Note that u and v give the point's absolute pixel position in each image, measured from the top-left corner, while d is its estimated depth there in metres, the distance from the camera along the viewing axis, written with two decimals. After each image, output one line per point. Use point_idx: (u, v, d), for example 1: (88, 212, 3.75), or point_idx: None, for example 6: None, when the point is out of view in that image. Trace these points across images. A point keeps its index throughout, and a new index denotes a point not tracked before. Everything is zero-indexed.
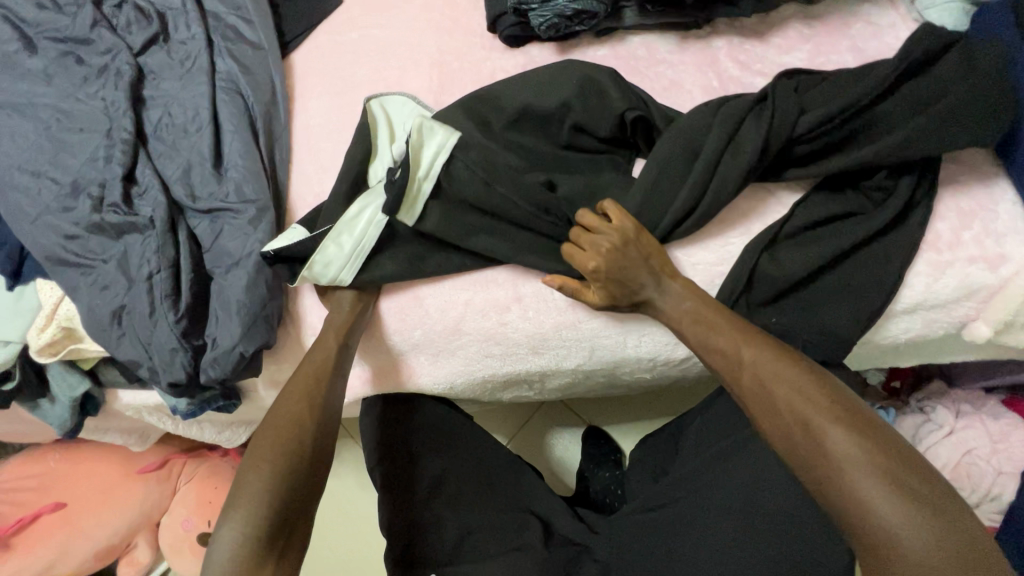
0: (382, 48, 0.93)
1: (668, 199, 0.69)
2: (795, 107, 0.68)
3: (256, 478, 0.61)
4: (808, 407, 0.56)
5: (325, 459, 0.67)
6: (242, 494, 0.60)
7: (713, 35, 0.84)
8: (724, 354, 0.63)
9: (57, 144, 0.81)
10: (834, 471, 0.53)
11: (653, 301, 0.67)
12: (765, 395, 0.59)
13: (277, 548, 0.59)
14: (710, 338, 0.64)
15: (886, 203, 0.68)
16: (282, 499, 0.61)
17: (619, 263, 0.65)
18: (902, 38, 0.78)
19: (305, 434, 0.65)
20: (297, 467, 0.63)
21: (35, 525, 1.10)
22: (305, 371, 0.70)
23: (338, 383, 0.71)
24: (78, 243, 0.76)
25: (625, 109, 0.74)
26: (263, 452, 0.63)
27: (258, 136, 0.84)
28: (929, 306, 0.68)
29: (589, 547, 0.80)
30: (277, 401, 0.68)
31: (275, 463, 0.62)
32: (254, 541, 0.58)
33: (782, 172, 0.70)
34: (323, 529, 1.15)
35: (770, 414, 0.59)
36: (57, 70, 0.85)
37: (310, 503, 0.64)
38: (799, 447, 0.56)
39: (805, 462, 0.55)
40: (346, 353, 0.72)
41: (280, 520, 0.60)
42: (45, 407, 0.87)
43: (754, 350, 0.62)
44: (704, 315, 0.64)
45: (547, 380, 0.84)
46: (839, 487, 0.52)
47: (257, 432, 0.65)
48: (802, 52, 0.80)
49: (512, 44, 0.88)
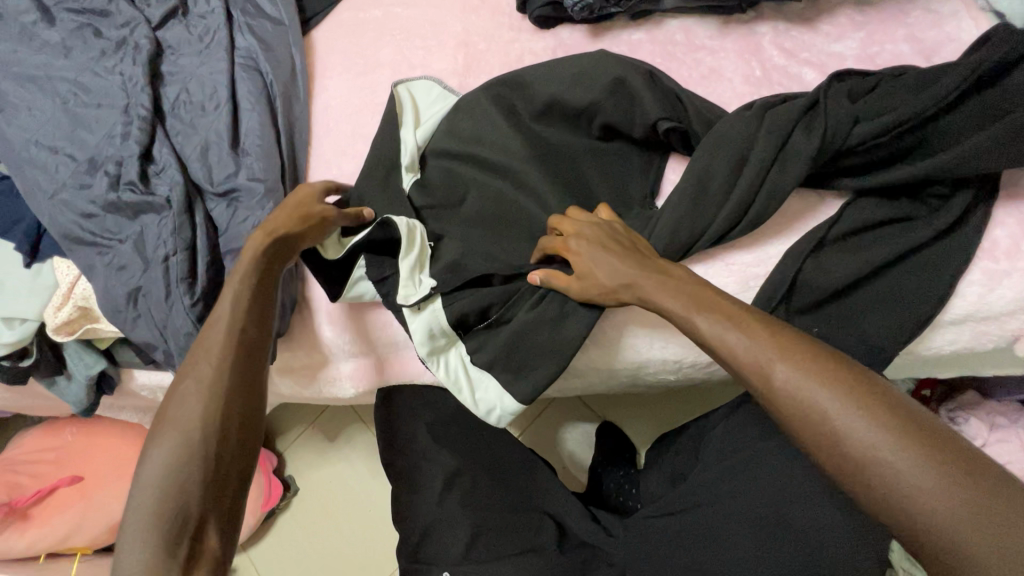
0: (406, 27, 0.89)
1: (709, 211, 0.66)
2: (848, 115, 0.64)
3: (149, 479, 0.49)
4: (851, 421, 0.46)
5: (252, 450, 0.54)
6: (134, 501, 0.49)
7: (757, 20, 0.79)
8: (744, 354, 0.53)
9: (74, 119, 0.79)
10: (886, 494, 0.44)
11: (645, 288, 0.60)
12: (803, 406, 0.49)
13: (183, 564, 0.46)
14: (727, 333, 0.54)
15: (940, 212, 0.64)
16: (186, 502, 0.48)
17: (596, 240, 0.64)
18: (964, 28, 0.73)
19: (213, 420, 0.52)
20: (203, 459, 0.50)
21: (53, 497, 1.12)
22: (209, 340, 0.56)
23: (261, 358, 0.57)
24: (95, 221, 0.75)
25: (659, 118, 0.70)
26: (156, 447, 0.50)
27: (276, 116, 0.82)
28: (980, 317, 0.64)
29: (604, 550, 0.78)
30: (174, 384, 0.54)
31: (171, 459, 0.49)
32: (152, 559, 0.46)
33: (829, 180, 0.67)
34: (335, 512, 1.16)
35: (809, 430, 0.48)
36: (75, 43, 0.83)
37: (230, 504, 0.51)
38: (851, 466, 0.45)
39: (850, 486, 0.46)
40: (256, 321, 0.58)
41: (181, 528, 0.47)
42: (61, 385, 0.86)
43: (780, 347, 0.52)
44: (713, 307, 0.56)
45: (566, 380, 0.81)
46: (895, 511, 0.43)
47: (153, 425, 0.53)
48: (854, 41, 0.75)
49: (541, 26, 0.84)
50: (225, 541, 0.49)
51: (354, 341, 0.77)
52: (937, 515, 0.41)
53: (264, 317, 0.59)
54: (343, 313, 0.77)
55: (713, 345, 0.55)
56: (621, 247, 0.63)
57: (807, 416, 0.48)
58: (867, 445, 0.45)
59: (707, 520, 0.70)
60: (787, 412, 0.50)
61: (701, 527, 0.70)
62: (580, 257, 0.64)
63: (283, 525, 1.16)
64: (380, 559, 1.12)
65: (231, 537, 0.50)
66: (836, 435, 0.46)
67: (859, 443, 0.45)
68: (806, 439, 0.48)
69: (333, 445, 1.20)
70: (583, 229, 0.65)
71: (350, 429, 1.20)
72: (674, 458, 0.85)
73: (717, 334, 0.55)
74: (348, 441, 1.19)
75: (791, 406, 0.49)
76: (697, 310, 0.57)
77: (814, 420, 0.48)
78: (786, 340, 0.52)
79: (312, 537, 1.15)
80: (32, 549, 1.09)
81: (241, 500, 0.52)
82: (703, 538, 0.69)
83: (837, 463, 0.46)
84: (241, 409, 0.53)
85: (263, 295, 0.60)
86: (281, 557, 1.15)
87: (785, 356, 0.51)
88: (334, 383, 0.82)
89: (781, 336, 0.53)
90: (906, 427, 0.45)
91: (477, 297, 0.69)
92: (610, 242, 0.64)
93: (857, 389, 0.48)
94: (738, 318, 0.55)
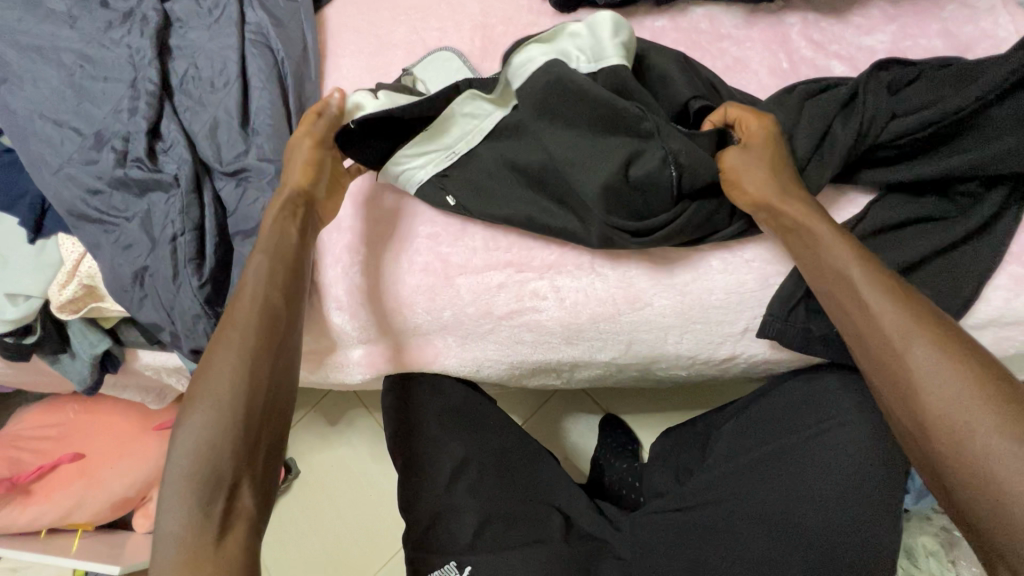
0: (422, 7, 0.86)
1: (723, 199, 0.68)
2: (886, 108, 0.64)
3: (188, 440, 0.54)
4: (967, 405, 0.45)
5: (282, 418, 0.58)
6: (172, 467, 0.53)
7: (786, 10, 0.76)
8: (888, 323, 0.51)
9: (80, 93, 0.77)
10: (987, 477, 0.43)
11: (773, 206, 0.61)
12: (928, 377, 0.47)
13: (218, 521, 0.51)
14: (868, 294, 0.53)
15: (971, 212, 0.63)
16: (219, 463, 0.53)
17: (764, 150, 0.63)
18: (1002, 24, 0.71)
19: (241, 387, 0.55)
20: (239, 424, 0.54)
21: (55, 473, 1.11)
22: (237, 313, 0.60)
23: (286, 329, 0.60)
24: (101, 198, 0.73)
25: (690, 98, 0.68)
26: (194, 410, 0.55)
27: (287, 95, 0.79)
28: (1006, 322, 0.64)
29: (611, 543, 0.77)
30: (210, 353, 0.58)
31: (208, 421, 0.54)
32: (194, 510, 0.51)
33: (857, 173, 0.66)
34: (336, 496, 1.16)
35: (918, 397, 0.48)
36: (81, 13, 0.81)
37: (259, 468, 0.55)
38: (957, 446, 0.45)
39: (945, 463, 0.45)
40: (277, 295, 0.61)
41: (217, 485, 0.52)
42: (66, 361, 0.86)
43: (925, 328, 0.49)
44: (848, 264, 0.55)
45: (577, 371, 0.80)
46: (985, 510, 0.43)
47: (188, 391, 0.57)
48: (885, 34, 0.73)
49: (562, 10, 0.82)
50: (259, 496, 0.54)
51: (365, 327, 0.77)
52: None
53: (287, 291, 0.62)
54: (361, 298, 0.76)
55: (847, 301, 0.54)
56: (776, 162, 0.63)
57: (928, 396, 0.47)
58: (986, 445, 0.44)
59: (717, 519, 0.69)
60: (902, 385, 0.49)
61: (710, 524, 0.70)
62: (737, 159, 0.64)
63: (284, 506, 1.16)
64: (380, 544, 1.12)
65: (264, 492, 0.55)
66: (951, 413, 0.46)
67: (976, 427, 0.44)
68: (909, 414, 0.48)
69: (335, 429, 1.19)
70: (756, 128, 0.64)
71: (354, 414, 1.19)
72: (682, 453, 0.85)
73: (862, 295, 0.53)
74: (351, 426, 1.19)
75: (911, 380, 0.48)
76: (841, 264, 0.56)
77: (921, 393, 0.47)
78: (922, 315, 0.50)
79: (313, 519, 1.15)
80: (34, 524, 1.09)
81: (272, 461, 0.56)
82: (713, 535, 0.69)
83: (945, 434, 0.46)
84: (265, 392, 0.57)
85: (282, 267, 0.63)
86: (281, 540, 1.15)
87: (922, 333, 0.49)
88: (342, 369, 0.82)
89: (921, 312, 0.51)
90: None
91: (479, 178, 0.73)
92: (774, 160, 0.63)
93: (994, 393, 0.45)
94: (885, 285, 0.53)
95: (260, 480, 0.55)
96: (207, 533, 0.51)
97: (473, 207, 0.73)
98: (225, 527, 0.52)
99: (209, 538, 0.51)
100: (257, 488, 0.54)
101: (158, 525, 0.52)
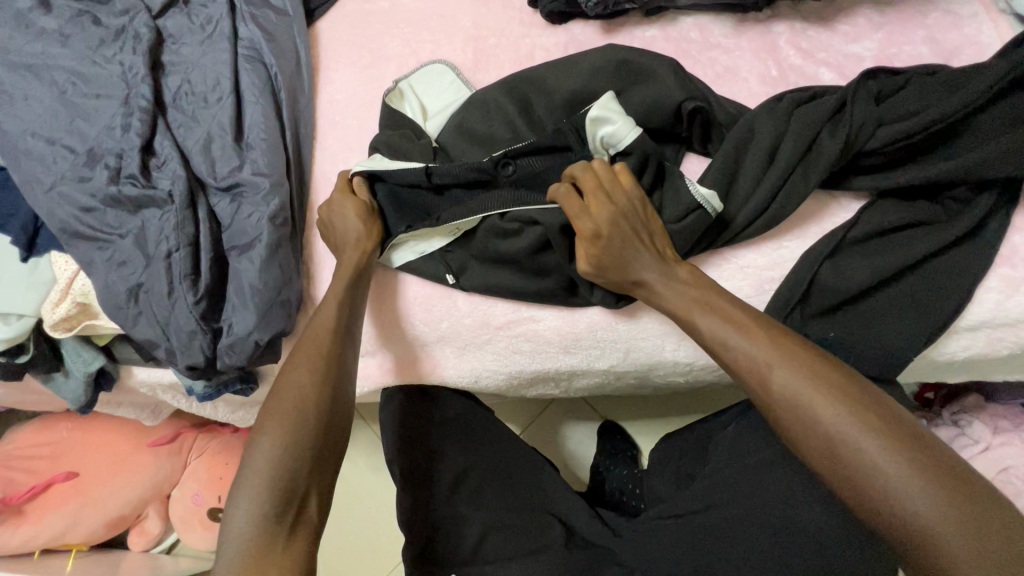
0: (415, 19, 0.87)
1: None
2: (873, 117, 0.64)
3: (263, 451, 0.54)
4: (819, 410, 0.50)
5: (342, 435, 0.60)
6: (244, 474, 0.54)
7: (773, 19, 0.78)
8: (743, 352, 0.56)
9: (73, 110, 0.77)
10: (860, 478, 0.48)
11: (651, 283, 0.62)
12: (791, 399, 0.52)
13: (289, 523, 0.52)
14: (730, 336, 0.57)
15: (960, 215, 0.64)
16: (292, 470, 0.54)
17: (621, 234, 0.62)
18: (984, 31, 0.72)
19: (322, 401, 0.58)
20: (311, 436, 0.56)
21: (46, 494, 1.09)
22: (310, 341, 0.62)
23: (344, 349, 0.63)
24: (94, 216, 0.73)
25: (682, 100, 0.69)
26: (269, 424, 0.56)
27: (281, 111, 0.80)
28: (997, 323, 0.64)
29: (612, 550, 0.76)
30: (282, 374, 0.60)
31: (281, 431, 0.55)
32: (263, 514, 0.52)
33: (847, 180, 0.67)
34: (335, 511, 1.14)
35: (789, 417, 0.52)
36: (73, 30, 0.81)
37: (325, 478, 0.56)
38: (824, 456, 0.50)
39: (827, 469, 0.50)
40: (350, 330, 0.65)
41: (291, 495, 0.53)
42: (58, 380, 0.85)
43: (782, 353, 0.54)
44: (701, 295, 0.60)
45: (574, 380, 0.80)
46: (875, 504, 0.47)
47: (266, 405, 0.58)
48: (872, 42, 0.74)
49: (553, 22, 0.83)
50: (322, 505, 0.56)
51: (367, 337, 0.77)
52: (930, 517, 0.45)
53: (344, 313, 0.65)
54: (378, 317, 0.76)
55: (713, 345, 0.58)
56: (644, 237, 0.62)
57: (793, 408, 0.52)
58: (855, 443, 0.48)
59: (717, 525, 0.69)
60: (790, 420, 0.52)
61: (711, 529, 0.69)
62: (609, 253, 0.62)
63: None
64: (379, 558, 1.11)
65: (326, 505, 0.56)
66: (812, 432, 0.51)
67: (840, 434, 0.49)
68: (788, 430, 0.52)
69: None
70: (609, 211, 0.61)
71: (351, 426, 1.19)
72: (683, 459, 0.85)
73: (713, 326, 0.58)
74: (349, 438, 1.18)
75: (797, 407, 0.51)
76: (703, 309, 0.59)
77: (792, 410, 0.52)
78: (757, 335, 0.56)
79: None
80: (25, 547, 1.06)
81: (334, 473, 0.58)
82: (714, 541, 0.68)
83: (820, 447, 0.50)
84: (330, 409, 0.58)
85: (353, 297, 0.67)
86: None
87: (781, 357, 0.54)
88: None
89: (754, 330, 0.56)
90: (891, 432, 0.49)
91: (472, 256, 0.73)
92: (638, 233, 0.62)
93: (846, 399, 0.50)
94: (731, 315, 0.58)
95: (326, 488, 0.57)
96: (274, 545, 0.51)
97: (471, 284, 0.72)
98: (292, 537, 0.52)
99: (280, 541, 0.51)
100: (325, 496, 0.56)
101: (221, 531, 0.52)
